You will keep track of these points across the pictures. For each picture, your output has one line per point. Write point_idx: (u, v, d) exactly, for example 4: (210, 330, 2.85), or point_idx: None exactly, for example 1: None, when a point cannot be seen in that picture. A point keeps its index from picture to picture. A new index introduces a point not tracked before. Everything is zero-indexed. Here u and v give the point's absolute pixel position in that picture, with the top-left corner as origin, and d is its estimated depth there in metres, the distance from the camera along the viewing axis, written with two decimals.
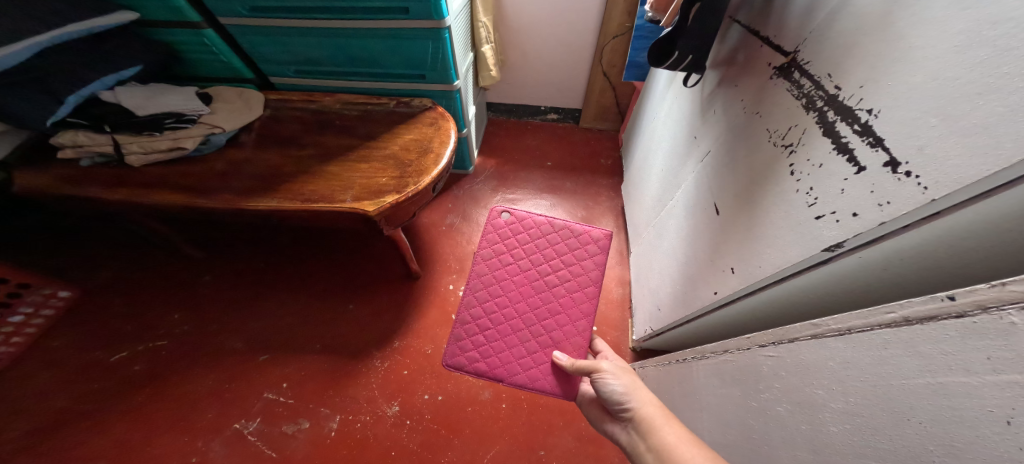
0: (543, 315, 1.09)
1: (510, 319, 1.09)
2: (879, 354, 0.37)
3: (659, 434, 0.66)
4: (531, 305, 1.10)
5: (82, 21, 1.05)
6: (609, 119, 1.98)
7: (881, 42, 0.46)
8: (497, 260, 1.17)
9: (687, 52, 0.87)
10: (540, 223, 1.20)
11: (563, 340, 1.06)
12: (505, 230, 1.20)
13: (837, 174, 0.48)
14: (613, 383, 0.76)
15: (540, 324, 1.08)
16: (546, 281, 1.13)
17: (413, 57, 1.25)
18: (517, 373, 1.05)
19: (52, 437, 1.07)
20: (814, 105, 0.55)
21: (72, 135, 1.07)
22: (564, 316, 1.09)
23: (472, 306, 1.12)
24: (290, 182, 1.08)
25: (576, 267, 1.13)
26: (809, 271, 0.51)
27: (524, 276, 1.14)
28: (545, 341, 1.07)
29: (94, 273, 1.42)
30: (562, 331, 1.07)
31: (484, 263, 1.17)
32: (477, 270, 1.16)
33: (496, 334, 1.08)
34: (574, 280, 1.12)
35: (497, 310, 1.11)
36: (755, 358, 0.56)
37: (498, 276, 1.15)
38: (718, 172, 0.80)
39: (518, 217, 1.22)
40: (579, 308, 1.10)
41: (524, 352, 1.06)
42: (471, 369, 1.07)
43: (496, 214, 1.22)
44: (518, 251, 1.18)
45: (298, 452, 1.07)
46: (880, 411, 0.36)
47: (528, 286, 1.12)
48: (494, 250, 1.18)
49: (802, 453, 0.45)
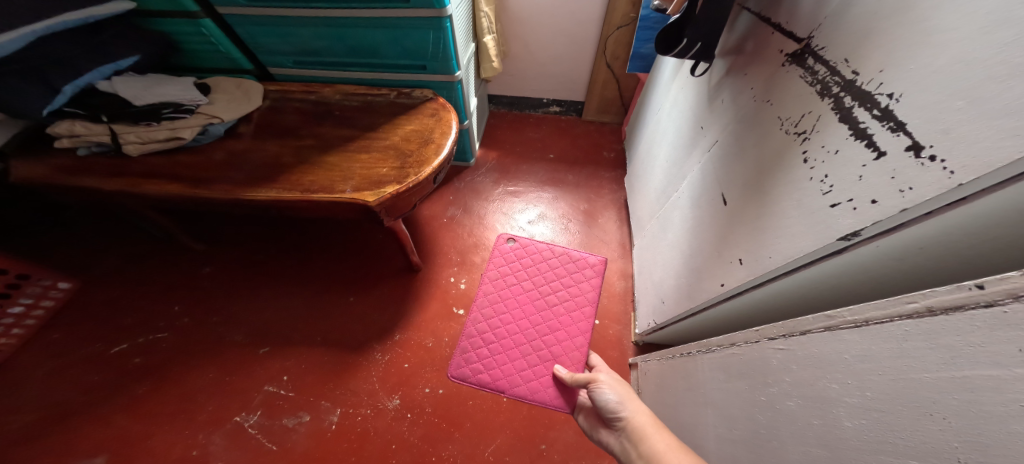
0: (543, 332, 1.27)
1: (513, 334, 1.26)
2: (900, 346, 0.36)
3: (649, 442, 0.67)
4: (534, 322, 1.29)
5: (82, 10, 1.03)
6: (612, 111, 1.95)
7: (903, 24, 0.44)
8: (503, 281, 1.38)
9: (695, 39, 0.85)
10: (542, 249, 1.48)
11: (562, 355, 1.21)
12: (510, 254, 1.46)
13: (855, 161, 0.46)
14: (607, 392, 0.77)
15: (540, 340, 1.25)
16: (547, 300, 1.34)
17: (413, 47, 1.22)
18: (518, 385, 1.17)
19: (55, 428, 1.07)
20: (830, 91, 0.53)
21: (69, 125, 1.04)
22: (564, 333, 1.26)
23: (478, 321, 1.29)
24: (288, 173, 1.07)
25: (574, 288, 1.36)
26: (823, 261, 0.49)
27: (530, 295, 1.35)
28: (545, 356, 1.22)
29: (93, 266, 1.41)
30: (561, 346, 1.23)
31: (491, 283, 1.38)
32: (484, 288, 1.36)
33: (499, 348, 1.23)
34: (574, 300, 1.33)
35: (502, 327, 1.28)
36: (764, 351, 0.55)
37: (503, 294, 1.35)
38: (726, 162, 0.78)
39: (522, 243, 1.50)
40: (577, 326, 1.28)
41: (525, 365, 1.20)
42: (474, 380, 1.17)
43: (502, 241, 1.51)
44: (523, 273, 1.40)
45: (298, 444, 1.07)
46: (900, 406, 0.35)
47: (532, 302, 1.33)
48: (500, 271, 1.41)
49: (814, 448, 0.44)
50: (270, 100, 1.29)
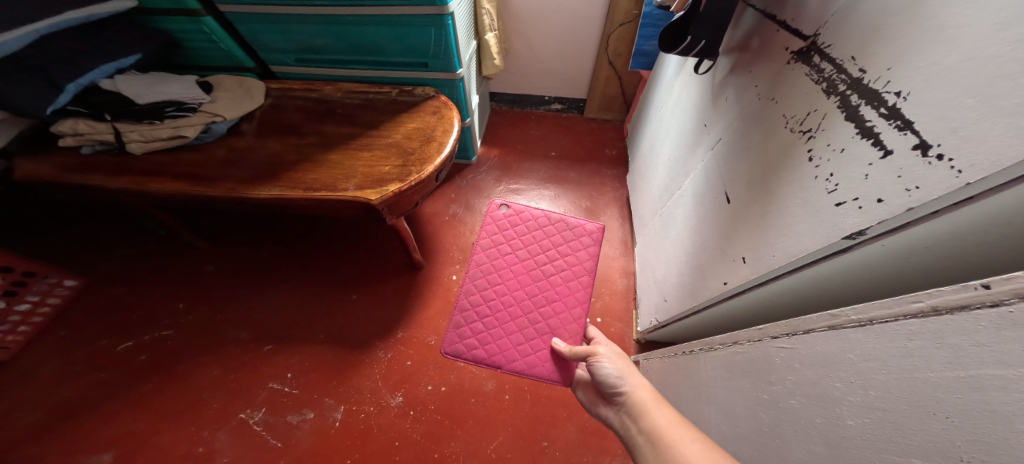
0: (540, 303, 1.21)
1: (509, 306, 1.20)
2: (905, 346, 0.36)
3: (649, 417, 0.67)
4: (529, 292, 1.22)
5: (82, 8, 1.04)
6: (615, 109, 1.94)
7: (911, 22, 0.43)
8: (495, 251, 1.32)
9: (700, 36, 0.84)
10: (536, 216, 1.39)
11: (559, 327, 1.16)
12: (503, 221, 1.38)
13: (861, 159, 0.46)
14: (608, 366, 0.75)
15: (537, 311, 1.20)
16: (543, 270, 1.27)
17: (415, 45, 1.22)
18: (515, 360, 1.14)
19: (64, 424, 1.08)
20: (836, 89, 0.53)
21: (73, 123, 1.05)
22: (561, 304, 1.21)
23: (471, 293, 1.24)
24: (291, 170, 1.07)
25: (571, 257, 1.29)
26: (827, 260, 0.49)
27: (524, 266, 1.28)
28: (542, 328, 1.17)
29: (99, 263, 1.42)
30: (559, 318, 1.18)
31: (484, 252, 1.32)
32: (476, 259, 1.30)
33: (494, 321, 1.19)
34: (570, 269, 1.27)
35: (496, 298, 1.23)
36: (767, 350, 0.55)
37: (496, 264, 1.29)
38: (729, 160, 0.77)
39: (516, 209, 1.42)
40: (575, 296, 1.23)
41: (522, 339, 1.16)
42: (469, 356, 1.16)
43: (495, 207, 1.42)
44: (517, 241, 1.33)
45: (303, 441, 1.08)
46: (904, 406, 0.35)
47: (528, 273, 1.26)
48: (493, 240, 1.34)
49: (816, 447, 0.44)
50: (272, 98, 1.29)
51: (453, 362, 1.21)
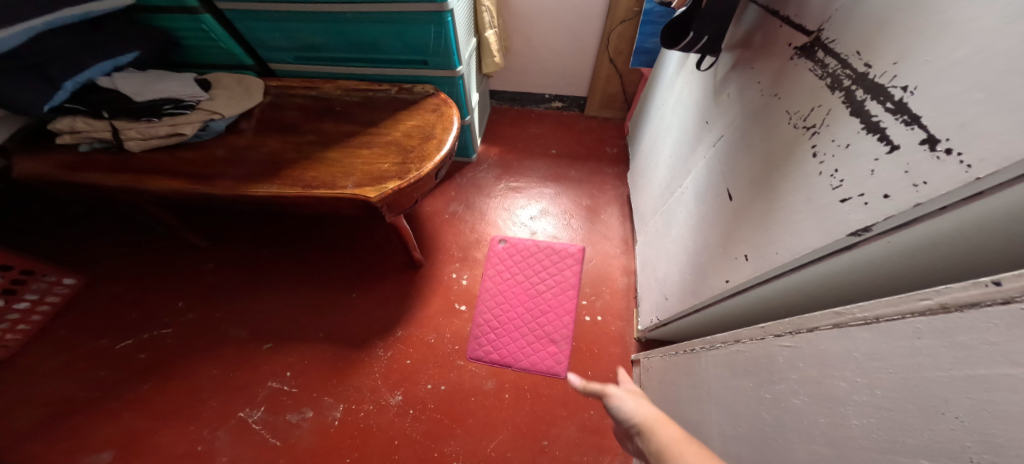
0: (536, 314, 1.31)
1: (513, 318, 1.29)
2: (912, 344, 0.35)
3: (659, 440, 0.54)
4: (528, 307, 1.32)
5: (79, 6, 1.02)
6: (616, 106, 1.93)
7: (918, 15, 0.42)
8: (500, 276, 1.39)
9: (701, 32, 0.83)
10: (529, 246, 1.48)
11: (554, 333, 1.27)
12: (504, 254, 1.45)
13: (867, 154, 0.45)
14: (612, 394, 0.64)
15: (534, 321, 1.29)
16: (534, 291, 1.36)
17: (414, 42, 1.21)
18: (523, 359, 1.22)
19: (64, 422, 1.08)
20: (841, 84, 0.52)
21: (70, 120, 1.05)
22: (553, 314, 1.31)
23: (484, 311, 1.31)
24: (290, 168, 1.06)
25: (558, 277, 1.39)
26: (832, 257, 0.48)
27: (520, 287, 1.37)
28: (540, 334, 1.26)
29: (98, 262, 1.42)
30: (552, 324, 1.28)
31: (490, 281, 1.39)
32: (484, 286, 1.37)
33: (504, 331, 1.26)
34: (558, 287, 1.37)
35: (505, 313, 1.31)
36: (770, 349, 0.54)
37: (500, 291, 1.36)
38: (732, 157, 0.77)
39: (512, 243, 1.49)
40: (564, 306, 1.33)
41: (524, 342, 1.25)
42: (488, 359, 1.21)
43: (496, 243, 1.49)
44: (512, 270, 1.41)
45: (302, 440, 1.07)
46: (911, 406, 0.34)
47: (524, 294, 1.36)
48: (497, 270, 1.41)
49: (820, 447, 0.43)
50: (271, 95, 1.29)
51: (453, 361, 1.21)
